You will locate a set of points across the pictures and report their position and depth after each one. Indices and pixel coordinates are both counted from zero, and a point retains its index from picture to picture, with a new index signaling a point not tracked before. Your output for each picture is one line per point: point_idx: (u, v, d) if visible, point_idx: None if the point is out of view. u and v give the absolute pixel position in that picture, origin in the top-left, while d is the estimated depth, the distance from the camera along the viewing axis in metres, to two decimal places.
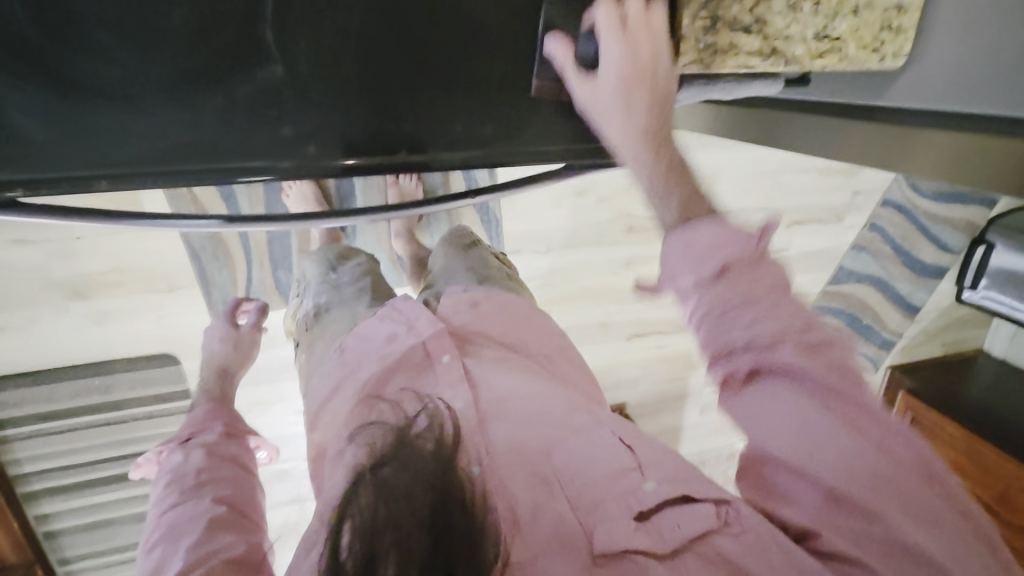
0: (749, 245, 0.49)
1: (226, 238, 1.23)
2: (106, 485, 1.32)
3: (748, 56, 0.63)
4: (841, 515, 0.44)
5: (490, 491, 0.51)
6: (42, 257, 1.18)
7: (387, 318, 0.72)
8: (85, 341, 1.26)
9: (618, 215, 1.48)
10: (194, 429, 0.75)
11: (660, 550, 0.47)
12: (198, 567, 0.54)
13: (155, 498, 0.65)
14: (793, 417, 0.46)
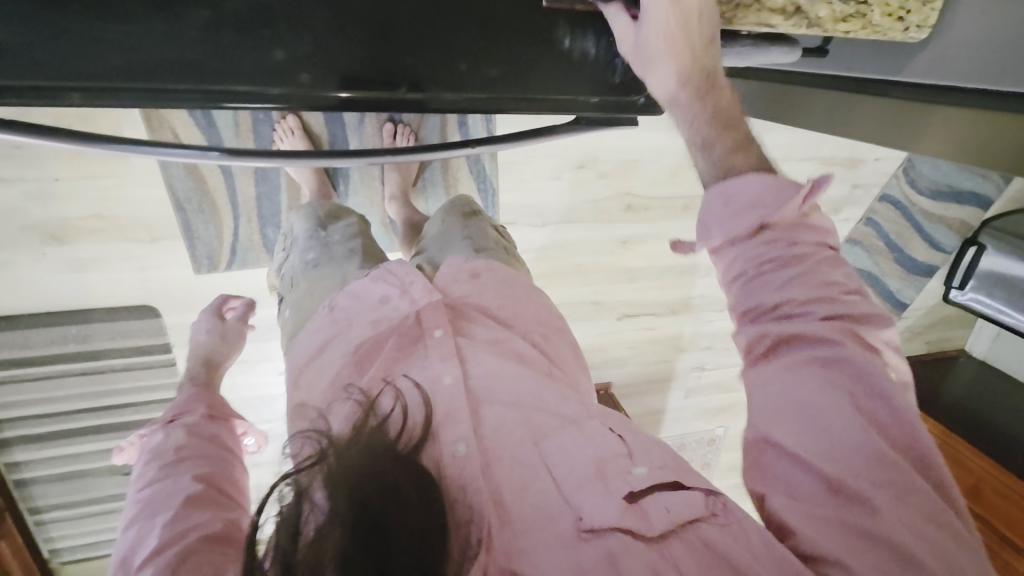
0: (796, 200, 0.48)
1: (213, 190, 1.19)
2: (80, 436, 1.30)
3: (770, 13, 0.57)
4: (833, 505, 0.41)
5: (478, 471, 0.50)
6: (19, 197, 1.13)
7: (380, 279, 0.68)
8: (63, 288, 1.22)
9: (618, 193, 1.46)
10: (175, 407, 0.67)
11: (648, 533, 0.45)
12: (173, 545, 0.49)
13: (133, 479, 0.58)
14: (803, 397, 0.44)
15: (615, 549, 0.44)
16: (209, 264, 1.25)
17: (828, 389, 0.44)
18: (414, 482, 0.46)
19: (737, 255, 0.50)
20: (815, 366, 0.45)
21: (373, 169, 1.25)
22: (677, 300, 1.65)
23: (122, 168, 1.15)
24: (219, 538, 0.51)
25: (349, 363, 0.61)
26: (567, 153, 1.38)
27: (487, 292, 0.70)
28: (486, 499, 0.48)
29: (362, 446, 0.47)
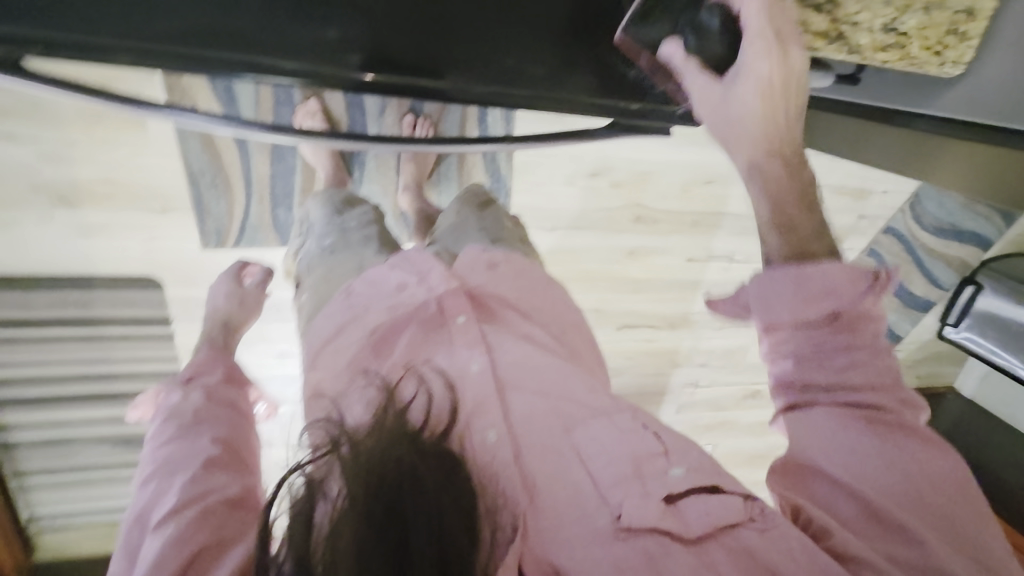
0: (858, 294, 0.49)
1: (228, 166, 1.19)
2: (70, 401, 1.28)
3: (814, 36, 0.66)
4: (877, 529, 0.45)
5: (505, 464, 0.51)
6: (32, 156, 1.12)
7: (398, 266, 0.69)
8: (68, 252, 1.21)
9: (629, 203, 1.47)
10: (192, 371, 0.69)
11: (686, 535, 0.45)
12: (193, 505, 0.51)
13: (149, 435, 0.60)
14: (835, 436, 0.49)
15: (654, 550, 0.44)
16: (217, 240, 1.25)
17: (851, 424, 0.49)
18: (437, 472, 0.45)
19: (792, 337, 0.52)
20: (831, 408, 0.50)
21: (389, 159, 1.26)
22: (677, 314, 1.66)
23: (139, 136, 1.15)
24: (237, 500, 0.54)
25: (366, 346, 0.62)
26: (582, 160, 1.39)
27: (506, 282, 0.71)
28: (519, 488, 0.50)
29: (375, 436, 0.47)
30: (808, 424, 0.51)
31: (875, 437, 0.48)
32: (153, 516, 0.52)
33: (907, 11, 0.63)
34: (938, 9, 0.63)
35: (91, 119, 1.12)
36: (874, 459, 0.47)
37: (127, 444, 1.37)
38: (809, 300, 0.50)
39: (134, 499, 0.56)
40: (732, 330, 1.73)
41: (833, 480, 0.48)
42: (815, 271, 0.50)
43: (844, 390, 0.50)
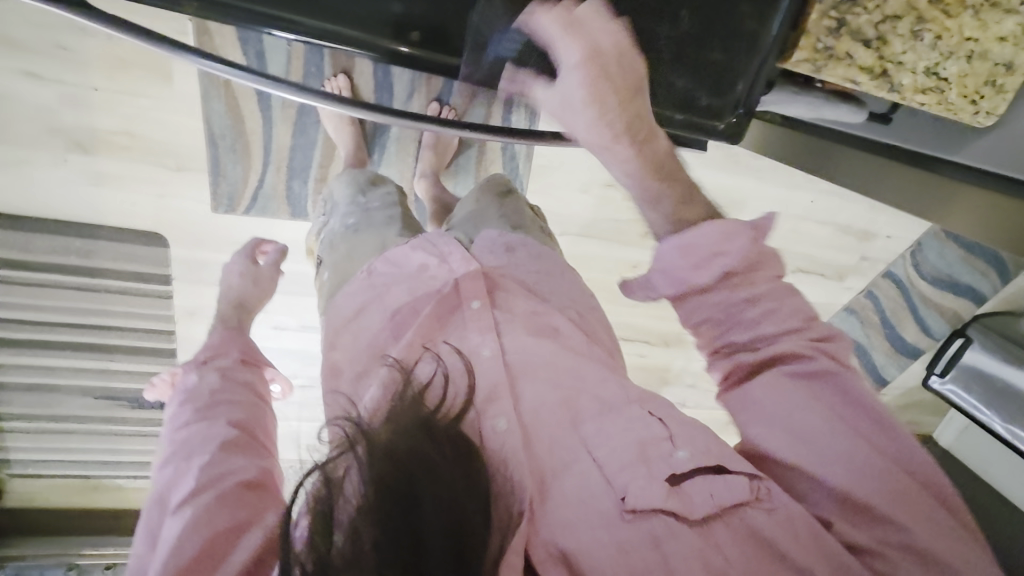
0: (746, 246, 0.53)
1: (250, 132, 1.18)
2: (58, 350, 1.26)
3: (856, 70, 0.65)
4: (856, 513, 0.47)
5: (514, 452, 0.53)
6: (54, 99, 1.11)
7: (420, 248, 0.71)
8: (76, 199, 1.20)
9: (640, 218, 1.48)
10: (211, 349, 0.72)
11: (691, 516, 0.48)
12: (209, 490, 0.56)
13: (170, 417, 0.65)
14: (796, 420, 0.51)
15: (659, 533, 0.48)
16: (228, 205, 1.24)
17: (804, 403, 0.51)
18: (451, 456, 0.49)
19: (699, 305, 0.55)
20: (776, 379, 0.52)
21: (410, 145, 1.26)
22: (673, 333, 1.67)
23: (164, 91, 1.14)
24: (252, 483, 0.58)
25: (387, 328, 0.64)
26: (600, 169, 1.40)
27: (523, 267, 0.72)
28: (528, 476, 0.51)
29: (390, 424, 0.51)
30: (755, 405, 0.53)
31: (821, 412, 0.50)
32: (172, 500, 0.56)
33: (950, 58, 0.63)
34: (980, 58, 0.62)
35: (118, 69, 1.11)
36: (826, 437, 0.49)
37: (110, 399, 1.35)
38: (701, 265, 0.53)
39: (156, 479, 0.60)
40: None
41: (792, 466, 0.50)
42: (693, 236, 0.53)
43: (759, 341, 0.54)
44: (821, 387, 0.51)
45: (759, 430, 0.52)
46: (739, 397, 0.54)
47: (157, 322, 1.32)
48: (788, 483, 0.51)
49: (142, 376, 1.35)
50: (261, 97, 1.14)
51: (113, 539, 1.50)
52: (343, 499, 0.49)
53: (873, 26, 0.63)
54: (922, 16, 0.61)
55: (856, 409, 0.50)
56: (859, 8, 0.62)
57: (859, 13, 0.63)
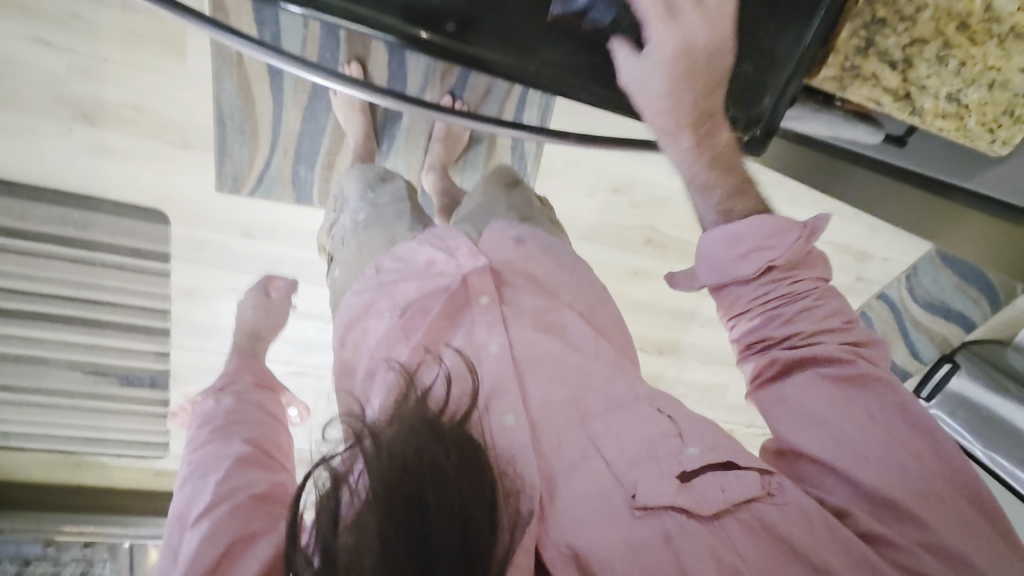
0: (794, 241, 0.56)
1: (258, 114, 1.16)
2: (49, 322, 1.25)
3: (882, 90, 0.74)
4: (884, 513, 0.48)
5: (523, 452, 0.54)
6: (63, 68, 1.10)
7: (427, 242, 0.70)
8: (78, 170, 1.18)
9: (643, 225, 1.48)
10: (227, 373, 0.76)
11: (702, 512, 0.48)
12: (224, 503, 0.59)
13: (188, 439, 0.68)
14: (825, 416, 0.52)
15: (671, 530, 0.48)
16: (233, 185, 1.23)
17: (835, 402, 0.52)
18: (457, 460, 0.50)
19: (738, 295, 0.58)
20: (812, 374, 0.54)
21: (420, 138, 1.26)
22: (667, 342, 1.68)
23: (175, 67, 1.13)
24: (265, 495, 0.61)
25: (396, 327, 0.64)
26: (607, 173, 1.40)
27: (534, 261, 0.72)
28: (535, 475, 0.53)
29: (393, 427, 0.52)
30: (786, 402, 0.54)
31: (852, 410, 0.51)
32: (190, 516, 0.59)
33: (972, 85, 0.71)
34: (1001, 88, 0.71)
35: (130, 41, 1.10)
36: (855, 438, 0.50)
37: (99, 374, 1.33)
38: (744, 256, 0.57)
39: (174, 499, 0.64)
40: (716, 366, 1.75)
41: (820, 464, 0.51)
42: (738, 227, 0.57)
43: (794, 338, 0.56)
44: (853, 384, 0.52)
45: (789, 428, 0.53)
46: (773, 393, 0.56)
47: (152, 300, 1.30)
48: (817, 478, 0.52)
49: (133, 353, 1.33)
50: (274, 80, 1.13)
51: (90, 517, 1.47)
52: (351, 496, 0.51)
53: (901, 49, 0.71)
54: (949, 42, 0.69)
55: (885, 412, 0.51)
56: (888, 30, 0.71)
57: (888, 36, 0.71)
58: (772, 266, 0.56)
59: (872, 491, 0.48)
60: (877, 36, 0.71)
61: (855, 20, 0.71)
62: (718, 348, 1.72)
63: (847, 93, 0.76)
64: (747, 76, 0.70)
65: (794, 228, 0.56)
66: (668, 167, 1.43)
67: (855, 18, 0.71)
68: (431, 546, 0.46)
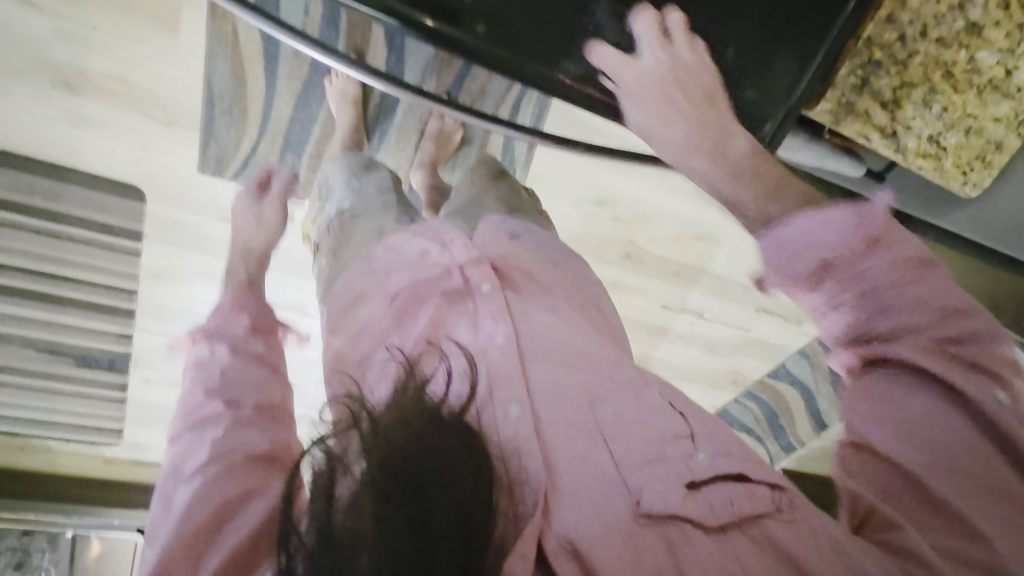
0: (853, 227, 0.48)
1: (249, 98, 1.14)
2: (5, 295, 1.18)
3: (872, 127, 0.81)
4: (936, 519, 0.45)
5: (534, 444, 0.56)
6: (46, 31, 1.05)
7: (420, 233, 0.72)
8: (52, 138, 1.13)
9: (623, 238, 1.52)
10: (219, 319, 0.72)
11: (708, 523, 0.51)
12: (217, 462, 0.59)
13: (182, 386, 0.68)
14: (911, 409, 0.47)
15: (674, 537, 0.51)
16: (215, 167, 1.20)
17: (918, 395, 0.47)
18: (464, 457, 0.53)
19: (805, 300, 0.52)
20: (898, 365, 0.48)
21: (412, 135, 1.26)
22: (638, 355, 1.71)
23: (166, 41, 1.10)
24: (265, 455, 0.62)
25: (389, 315, 0.67)
26: (591, 185, 1.43)
27: (529, 255, 0.73)
28: (541, 471, 0.55)
29: (398, 424, 0.54)
30: (869, 396, 0.50)
31: (930, 407, 0.47)
32: (186, 471, 0.60)
33: (950, 129, 0.81)
34: (974, 134, 0.82)
35: (120, 9, 1.06)
36: (930, 434, 0.46)
37: (54, 353, 1.27)
38: (815, 264, 0.49)
39: (168, 447, 0.64)
40: (683, 380, 1.80)
41: (884, 461, 0.48)
42: (787, 228, 0.50)
43: (894, 333, 0.48)
44: (947, 394, 0.46)
45: (869, 421, 0.49)
46: (867, 386, 0.50)
47: (119, 279, 1.26)
48: (873, 477, 0.49)
49: (94, 333, 1.28)
50: (268, 65, 1.11)
51: (32, 503, 1.41)
52: (346, 481, 0.53)
53: (891, 90, 0.79)
54: (934, 88, 0.79)
55: (982, 425, 0.45)
56: (882, 71, 0.77)
57: (880, 78, 0.78)
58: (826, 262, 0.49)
59: (928, 488, 0.45)
60: (870, 77, 0.78)
61: (855, 59, 0.77)
62: (685, 364, 1.77)
63: (840, 128, 0.82)
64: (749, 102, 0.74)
65: (852, 211, 0.49)
66: (652, 183, 1.46)
67: (856, 57, 0.76)
68: (427, 534, 0.49)
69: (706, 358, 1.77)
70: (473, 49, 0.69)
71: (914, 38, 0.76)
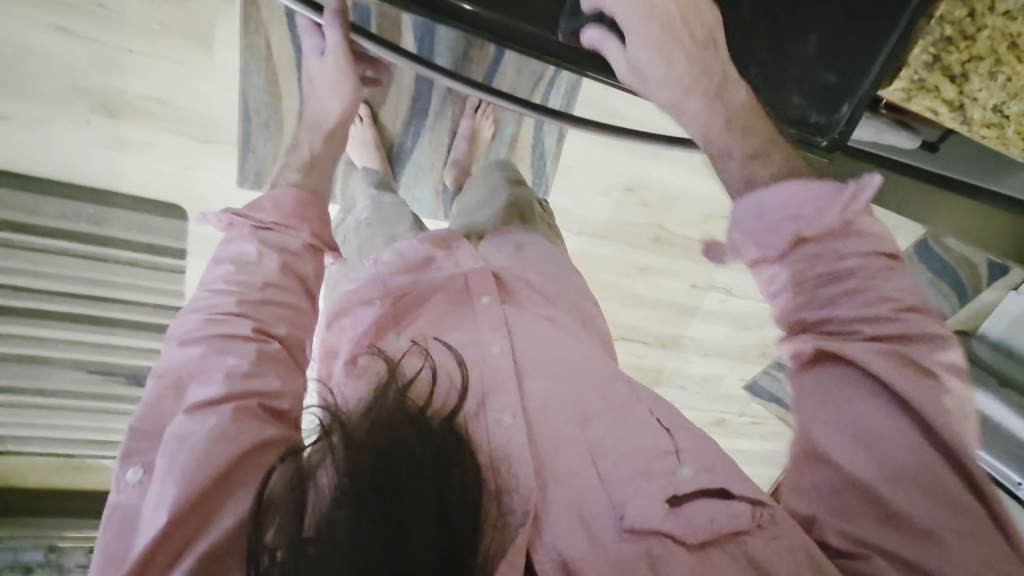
0: (838, 203, 0.55)
1: (285, 110, 1.14)
2: (57, 321, 1.19)
3: (938, 102, 0.72)
4: (890, 529, 0.50)
5: (500, 462, 0.62)
6: (84, 58, 1.07)
7: (426, 242, 0.84)
8: (93, 162, 1.15)
9: (653, 223, 1.54)
10: (279, 220, 0.71)
11: (688, 539, 0.56)
12: (235, 400, 0.60)
13: (194, 298, 0.67)
14: (857, 412, 0.54)
15: (656, 552, 0.56)
16: (254, 181, 1.21)
17: (871, 400, 0.54)
18: (433, 461, 0.55)
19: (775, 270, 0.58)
20: (850, 370, 0.55)
21: (443, 136, 1.28)
22: (669, 335, 1.73)
23: (202, 60, 1.11)
24: (276, 411, 0.63)
25: (387, 313, 0.74)
26: (620, 172, 1.46)
27: (530, 270, 0.85)
28: (529, 476, 0.60)
29: (367, 424, 0.57)
30: (823, 400, 0.56)
31: (880, 413, 0.53)
32: (188, 398, 0.60)
33: (1015, 99, 0.70)
34: None
35: (157, 32, 1.08)
36: (887, 440, 0.52)
37: (105, 374, 1.28)
38: (772, 228, 0.57)
39: (174, 354, 0.63)
40: (714, 358, 1.81)
41: (825, 464, 0.54)
42: (772, 199, 0.57)
43: (857, 325, 0.55)
44: (894, 396, 0.53)
45: (824, 428, 0.55)
46: (813, 390, 0.57)
47: (164, 297, 1.25)
48: (828, 488, 0.54)
49: (140, 352, 1.28)
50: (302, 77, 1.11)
51: (93, 522, 1.43)
52: (315, 491, 0.55)
53: (960, 65, 0.69)
54: (1000, 59, 0.68)
55: (920, 421, 0.52)
56: (952, 48, 0.68)
57: (953, 52, 0.68)
58: (801, 236, 0.56)
59: (879, 500, 0.51)
60: (942, 52, 0.68)
61: (926, 37, 0.67)
62: (716, 342, 1.79)
63: (909, 103, 0.73)
64: (829, 86, 0.71)
65: (838, 188, 0.55)
66: (679, 166, 1.49)
67: (927, 35, 0.67)
68: (408, 539, 0.51)
69: (736, 335, 1.79)
70: (569, 51, 0.70)
71: (982, 13, 0.66)
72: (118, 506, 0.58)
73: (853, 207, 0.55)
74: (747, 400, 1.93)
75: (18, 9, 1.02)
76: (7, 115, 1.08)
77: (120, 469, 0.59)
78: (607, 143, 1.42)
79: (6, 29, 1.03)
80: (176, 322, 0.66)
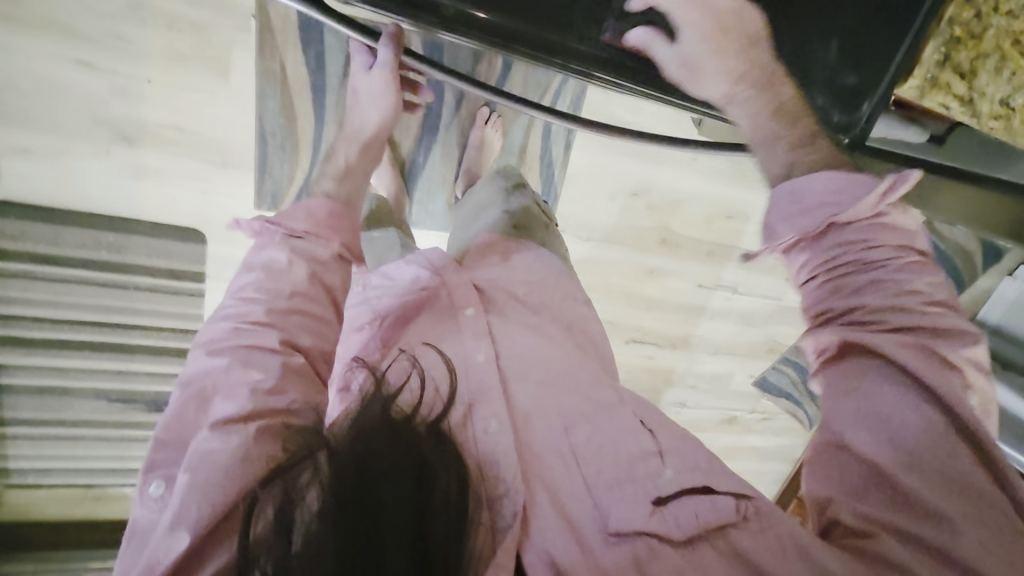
0: (874, 195, 0.56)
1: (300, 129, 1.16)
2: (79, 349, 1.20)
3: (949, 97, 0.73)
4: (905, 512, 0.50)
5: (499, 473, 0.62)
6: (104, 90, 1.09)
7: (412, 262, 0.83)
8: (112, 191, 1.17)
9: (658, 225, 1.57)
10: (312, 229, 0.70)
11: (673, 536, 0.57)
12: (259, 419, 0.58)
13: (222, 306, 0.66)
14: (888, 399, 0.54)
15: (642, 553, 0.57)
16: (271, 203, 1.22)
17: (898, 388, 0.54)
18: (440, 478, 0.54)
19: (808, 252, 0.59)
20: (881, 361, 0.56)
21: (454, 150, 1.30)
22: (678, 336, 1.76)
23: (219, 86, 1.13)
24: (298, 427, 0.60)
25: (376, 334, 0.75)
26: (625, 177, 1.49)
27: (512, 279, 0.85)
28: (515, 480, 0.61)
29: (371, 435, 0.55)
30: (850, 390, 0.56)
31: (905, 400, 0.53)
32: (211, 412, 0.59)
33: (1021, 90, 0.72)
34: None
35: (174, 60, 1.10)
36: (910, 427, 0.52)
37: (127, 402, 1.28)
38: (805, 211, 0.58)
39: (201, 363, 0.62)
40: (723, 356, 1.84)
41: (848, 449, 0.54)
42: (805, 184, 0.58)
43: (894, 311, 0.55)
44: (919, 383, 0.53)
45: (845, 414, 0.56)
46: (840, 380, 0.57)
47: (183, 321, 1.26)
48: (848, 473, 0.54)
49: (158, 378, 1.28)
50: (315, 97, 1.14)
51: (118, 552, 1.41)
52: (301, 509, 0.51)
53: (968, 62, 0.72)
54: (1005, 55, 0.71)
55: (945, 411, 0.53)
56: (960, 47, 0.72)
57: (960, 50, 0.72)
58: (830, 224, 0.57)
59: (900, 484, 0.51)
60: (951, 52, 0.73)
61: (937, 38, 0.73)
62: (723, 340, 1.81)
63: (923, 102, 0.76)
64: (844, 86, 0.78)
65: (875, 183, 0.57)
66: (682, 170, 1.52)
67: (938, 35, 0.73)
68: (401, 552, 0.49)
69: (743, 332, 1.82)
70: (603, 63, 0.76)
71: (986, 14, 0.71)
72: (139, 519, 0.58)
73: (886, 202, 0.57)
74: (756, 397, 1.96)
75: (37, 45, 1.04)
76: (29, 149, 1.11)
77: (144, 482, 0.58)
78: (612, 150, 1.46)
79: (26, 66, 1.05)
80: (202, 329, 0.65)
